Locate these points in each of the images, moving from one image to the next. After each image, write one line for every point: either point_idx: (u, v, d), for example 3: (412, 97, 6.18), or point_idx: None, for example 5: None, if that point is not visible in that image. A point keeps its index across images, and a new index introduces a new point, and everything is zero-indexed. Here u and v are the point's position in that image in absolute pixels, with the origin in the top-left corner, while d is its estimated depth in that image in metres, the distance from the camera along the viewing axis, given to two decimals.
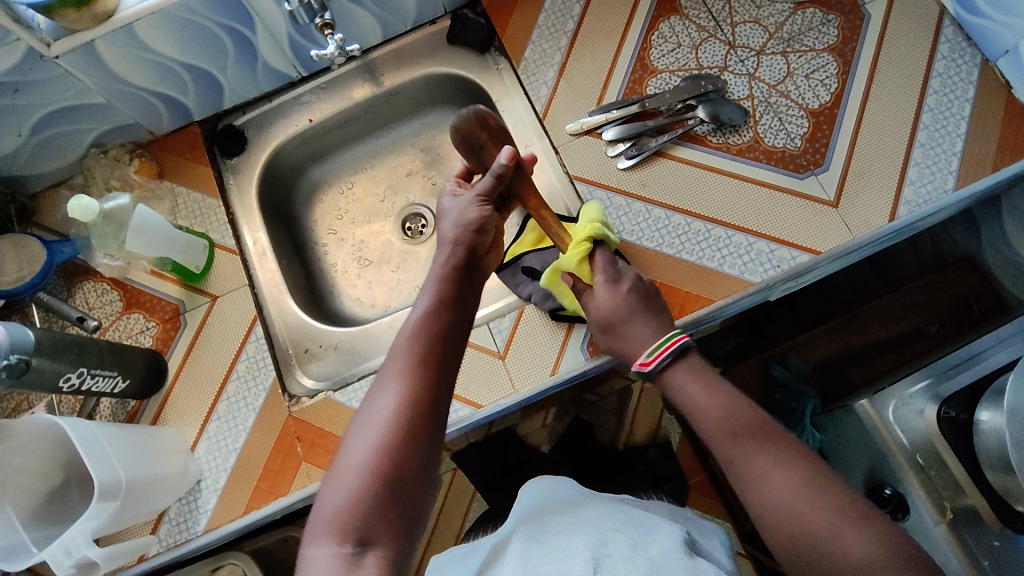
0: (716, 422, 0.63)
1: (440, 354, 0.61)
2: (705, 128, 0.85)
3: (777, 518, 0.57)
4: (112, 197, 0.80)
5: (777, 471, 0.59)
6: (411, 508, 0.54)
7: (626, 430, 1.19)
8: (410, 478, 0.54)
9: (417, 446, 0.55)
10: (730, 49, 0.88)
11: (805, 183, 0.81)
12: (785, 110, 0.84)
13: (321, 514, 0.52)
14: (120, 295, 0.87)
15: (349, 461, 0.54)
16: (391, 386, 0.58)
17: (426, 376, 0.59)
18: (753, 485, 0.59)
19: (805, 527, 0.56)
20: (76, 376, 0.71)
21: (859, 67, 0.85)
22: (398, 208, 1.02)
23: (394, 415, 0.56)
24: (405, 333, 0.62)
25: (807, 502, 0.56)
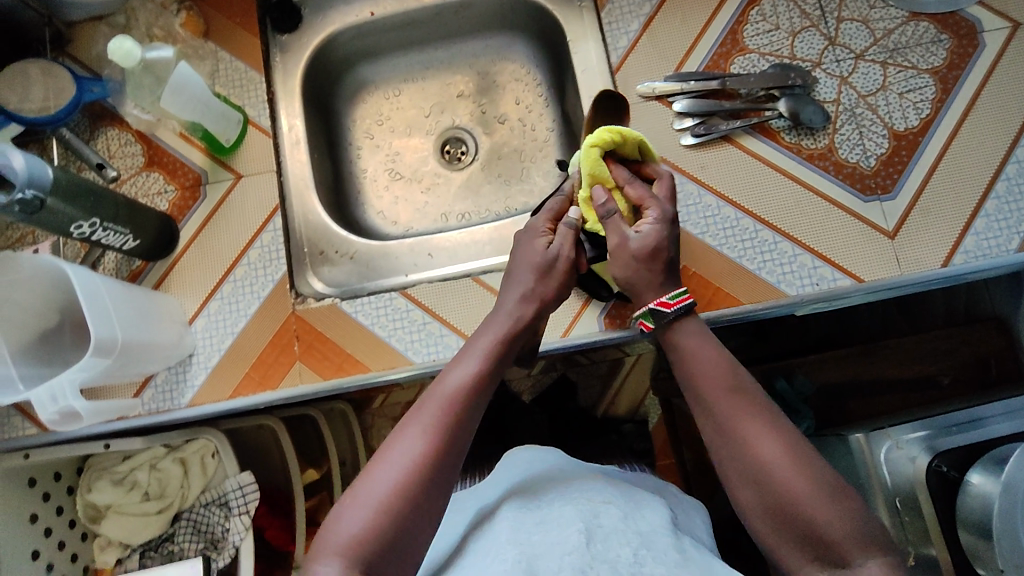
0: (705, 385, 0.61)
1: (478, 408, 0.60)
2: (781, 124, 0.80)
3: (763, 481, 0.54)
4: (155, 47, 0.75)
5: (763, 435, 0.56)
6: (417, 549, 0.52)
7: (609, 398, 1.21)
8: (423, 526, 0.53)
9: (436, 493, 0.54)
10: (829, 45, 0.82)
11: (867, 206, 0.77)
12: (868, 124, 0.79)
13: (332, 534, 0.51)
14: (143, 150, 0.84)
15: (368, 489, 0.53)
16: (424, 426, 0.56)
17: (460, 428, 0.57)
18: (743, 456, 0.56)
19: (788, 493, 0.53)
20: (87, 225, 0.68)
21: (957, 98, 0.80)
22: (441, 127, 0.98)
23: (417, 457, 0.54)
24: (452, 379, 0.60)
25: (795, 469, 0.54)
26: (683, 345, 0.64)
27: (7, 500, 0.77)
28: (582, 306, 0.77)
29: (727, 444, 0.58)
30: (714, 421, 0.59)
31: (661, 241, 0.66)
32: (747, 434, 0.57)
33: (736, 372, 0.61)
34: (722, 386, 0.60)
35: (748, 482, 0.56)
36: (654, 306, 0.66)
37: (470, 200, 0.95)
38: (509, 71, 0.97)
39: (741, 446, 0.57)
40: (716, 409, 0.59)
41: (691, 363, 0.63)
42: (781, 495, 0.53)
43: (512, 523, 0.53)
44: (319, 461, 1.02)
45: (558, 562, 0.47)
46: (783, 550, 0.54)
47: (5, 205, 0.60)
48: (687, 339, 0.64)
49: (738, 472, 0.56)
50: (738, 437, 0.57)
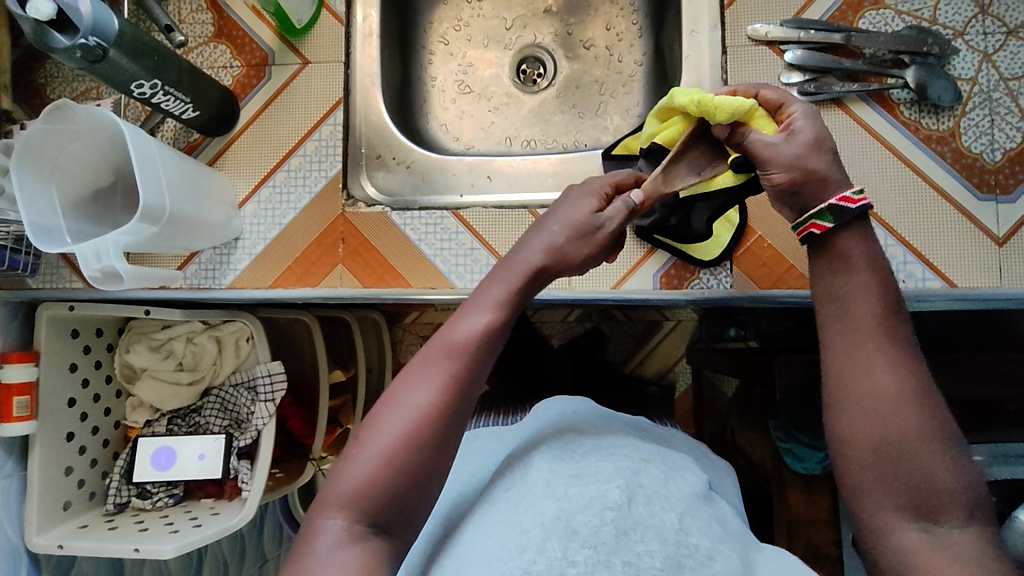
0: (842, 296, 0.50)
1: (487, 360, 0.53)
2: (903, 96, 0.71)
3: (876, 414, 0.46)
4: None
5: (896, 370, 0.47)
6: (423, 504, 0.49)
7: (639, 359, 1.20)
8: (427, 483, 0.49)
9: (441, 448, 0.50)
10: (979, 13, 0.71)
11: (980, 205, 0.69)
12: (1003, 112, 0.70)
13: (332, 490, 0.49)
14: (213, 19, 0.80)
15: (369, 444, 0.49)
16: (425, 380, 0.51)
17: (468, 378, 0.51)
18: (859, 381, 0.47)
19: (900, 433, 0.46)
20: (148, 86, 0.66)
21: None
22: (521, 44, 0.91)
23: (422, 411, 0.49)
24: (459, 328, 0.53)
25: (916, 411, 0.46)
26: (845, 251, 0.51)
27: (51, 347, 0.80)
28: (645, 256, 0.72)
29: (847, 365, 0.48)
30: (843, 336, 0.49)
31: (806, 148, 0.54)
32: (871, 359, 0.48)
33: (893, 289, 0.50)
34: (873, 306, 0.49)
35: (862, 406, 0.47)
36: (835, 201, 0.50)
37: (540, 127, 0.89)
38: None
39: (864, 372, 0.48)
40: (847, 322, 0.49)
41: (842, 271, 0.51)
42: (890, 433, 0.46)
43: (546, 474, 0.49)
44: (346, 364, 1.03)
45: (598, 517, 0.43)
46: (867, 495, 0.47)
47: (69, 48, 0.58)
48: (854, 242, 0.51)
49: (850, 396, 0.48)
50: (864, 363, 0.48)
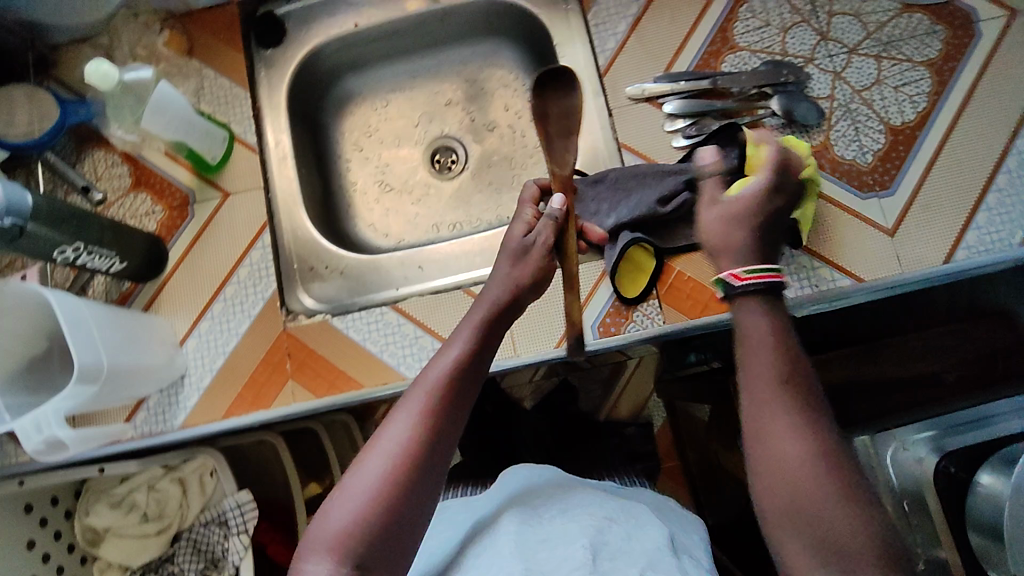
0: (749, 365, 0.51)
1: (465, 393, 0.56)
2: (774, 122, 0.78)
3: (784, 482, 0.46)
4: (134, 67, 0.73)
5: (799, 437, 0.47)
6: (410, 543, 0.49)
7: (610, 403, 1.18)
8: (414, 521, 0.49)
9: (428, 481, 0.51)
10: (821, 40, 0.79)
11: (865, 203, 0.75)
12: (864, 120, 0.77)
13: (318, 531, 0.48)
14: (130, 171, 0.83)
15: (355, 481, 0.50)
16: (408, 414, 0.53)
17: (451, 409, 0.54)
18: (766, 447, 0.48)
19: (810, 501, 0.45)
20: (71, 249, 0.68)
21: (955, 90, 0.76)
22: (430, 136, 0.97)
23: (407, 442, 0.51)
24: (438, 365, 0.56)
25: (828, 478, 0.46)
26: (744, 319, 0.54)
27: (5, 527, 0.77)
28: (581, 308, 0.76)
29: (756, 434, 0.49)
30: (751, 402, 0.50)
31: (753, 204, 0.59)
32: (778, 427, 0.48)
33: (795, 353, 0.51)
34: (774, 370, 0.50)
35: (775, 474, 0.47)
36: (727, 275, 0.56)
37: (461, 210, 0.94)
38: (498, 79, 0.96)
39: (773, 440, 0.48)
40: (755, 390, 0.50)
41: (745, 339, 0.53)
42: (802, 501, 0.46)
43: (514, 538, 0.51)
44: (321, 475, 1.02)
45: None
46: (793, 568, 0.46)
47: None
48: (753, 313, 0.53)
49: (767, 464, 0.47)
50: (770, 431, 0.48)
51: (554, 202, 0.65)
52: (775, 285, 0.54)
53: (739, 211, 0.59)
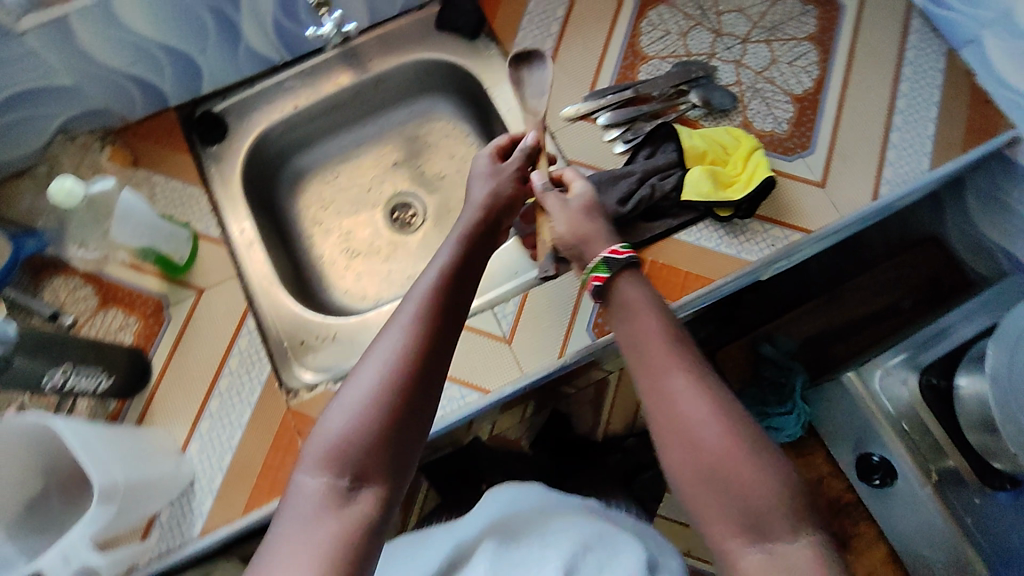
0: (641, 344, 0.60)
1: (450, 312, 0.62)
2: (697, 113, 0.86)
3: (687, 443, 0.54)
4: (98, 180, 0.78)
5: (693, 399, 0.55)
6: (405, 448, 0.55)
7: (602, 422, 1.17)
8: (410, 427, 0.55)
9: (418, 393, 0.56)
10: (717, 37, 0.89)
11: (793, 164, 0.83)
12: (772, 95, 0.86)
13: (318, 435, 0.54)
14: (94, 290, 0.81)
15: (350, 393, 0.56)
16: (398, 332, 0.58)
17: (436, 330, 0.59)
18: (667, 412, 0.55)
19: (709, 455, 0.52)
20: (59, 373, 0.66)
21: (838, 55, 0.88)
22: (386, 196, 1.00)
23: (397, 358, 0.57)
24: (420, 291, 0.62)
25: (720, 429, 0.53)
26: (626, 297, 0.63)
27: None
28: (573, 316, 0.79)
29: (658, 405, 0.56)
30: (648, 375, 0.58)
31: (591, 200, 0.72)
32: (674, 393, 0.56)
33: (675, 324, 0.60)
34: (662, 345, 0.58)
35: (679, 433, 0.54)
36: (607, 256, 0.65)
37: (433, 257, 0.97)
38: (438, 131, 1.01)
39: (673, 400, 0.55)
40: (650, 367, 0.58)
41: (634, 320, 0.61)
42: (702, 455, 0.53)
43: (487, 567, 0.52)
44: None
45: None
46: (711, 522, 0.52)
47: None
48: (630, 289, 0.63)
49: (669, 424, 0.55)
50: (669, 399, 0.56)
51: (528, 138, 0.76)
52: (636, 260, 0.65)
53: (587, 205, 0.72)
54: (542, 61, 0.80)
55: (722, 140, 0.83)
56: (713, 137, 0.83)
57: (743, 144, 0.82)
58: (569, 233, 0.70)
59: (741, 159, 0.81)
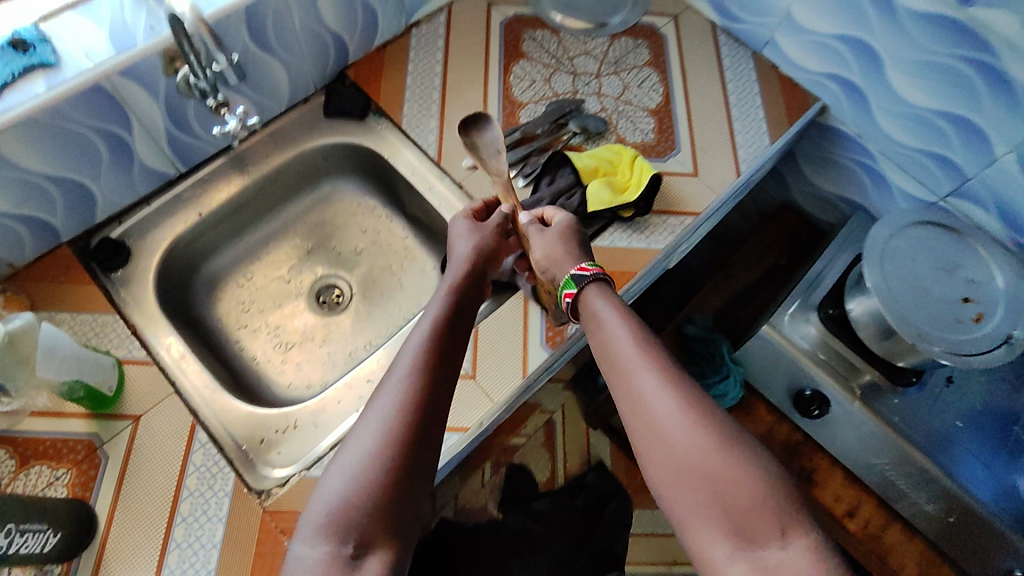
0: (613, 351, 0.63)
1: (444, 365, 0.63)
2: (579, 139, 0.97)
3: (668, 440, 0.56)
4: (14, 318, 0.70)
5: (668, 400, 0.57)
6: (411, 509, 0.54)
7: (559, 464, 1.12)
8: (416, 487, 0.54)
9: (421, 452, 0.56)
10: (575, 77, 1.02)
11: (667, 163, 0.96)
12: (633, 113, 1.00)
13: (321, 498, 0.54)
14: (10, 452, 0.73)
15: (347, 460, 0.55)
16: (393, 394, 0.58)
17: (434, 388, 0.60)
18: (643, 413, 0.58)
19: (687, 453, 0.54)
20: (4, 536, 0.58)
21: (674, 73, 1.04)
22: (307, 284, 1.01)
23: (396, 418, 0.56)
24: (409, 352, 0.63)
25: (697, 427, 0.55)
26: (596, 312, 0.67)
27: None
28: (524, 336, 0.83)
29: (632, 407, 0.59)
30: (621, 382, 0.61)
31: (564, 229, 0.78)
32: (648, 393, 0.58)
33: (641, 331, 0.64)
34: (637, 355, 0.61)
35: (658, 437, 0.56)
36: (574, 273, 0.72)
37: (369, 328, 0.97)
38: (345, 211, 1.04)
39: (646, 401, 0.58)
40: (627, 372, 0.61)
41: (604, 328, 0.66)
42: (682, 454, 0.54)
43: None
44: None
45: None
46: (695, 523, 0.52)
47: None
48: (597, 300, 0.68)
49: (645, 429, 0.57)
50: (645, 399, 0.58)
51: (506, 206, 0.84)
52: (604, 275, 0.71)
53: (562, 233, 0.77)
54: (490, 123, 0.84)
55: (604, 155, 0.93)
56: (598, 154, 0.93)
57: (622, 155, 0.93)
58: (546, 261, 0.75)
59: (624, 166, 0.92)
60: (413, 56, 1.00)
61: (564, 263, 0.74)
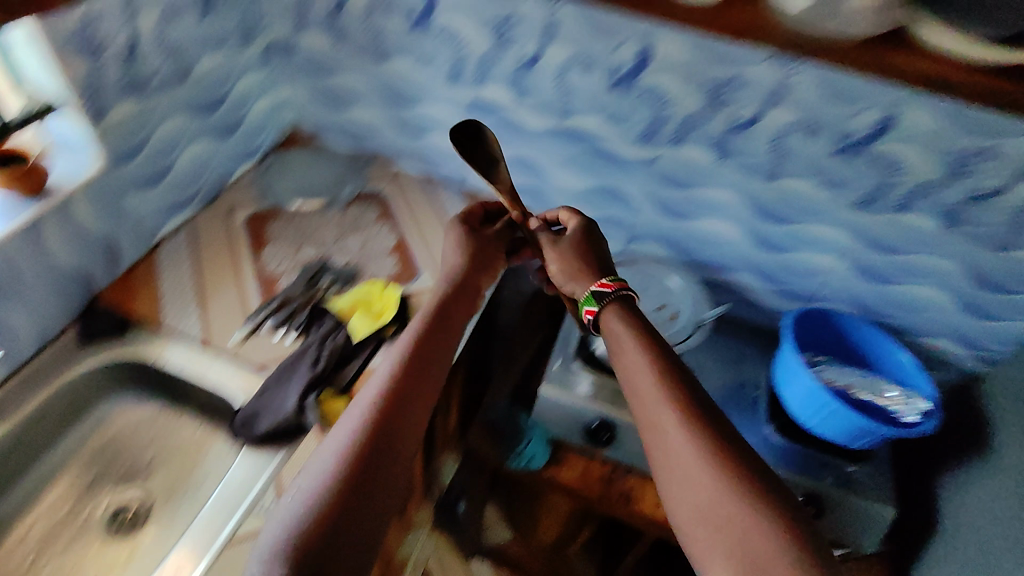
0: (638, 387, 0.74)
1: (403, 398, 0.73)
2: (333, 286, 1.11)
3: (687, 478, 0.65)
4: None
5: (687, 444, 0.67)
6: (364, 503, 0.63)
7: None
8: (371, 485, 0.64)
9: (376, 457, 0.66)
10: (320, 244, 1.19)
11: (414, 285, 1.14)
12: (377, 258, 1.18)
13: (303, 487, 0.63)
14: None
15: (311, 469, 0.65)
16: (352, 418, 0.69)
17: (392, 412, 0.70)
18: (667, 451, 0.67)
19: (704, 497, 0.63)
20: None
21: (402, 218, 1.26)
22: (98, 512, 0.96)
23: (357, 433, 0.67)
24: (374, 386, 0.74)
25: (708, 473, 0.64)
26: (614, 336, 0.80)
27: None
28: None
29: (657, 440, 0.69)
30: (645, 415, 0.71)
31: (568, 251, 0.90)
32: (669, 433, 0.68)
33: (660, 366, 0.74)
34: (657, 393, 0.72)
35: (675, 458, 0.67)
36: (598, 290, 0.85)
37: (176, 530, 0.94)
38: (126, 427, 1.03)
39: (668, 442, 0.68)
40: (652, 409, 0.71)
41: (625, 362, 0.77)
42: (702, 495, 0.63)
43: None
44: None
45: None
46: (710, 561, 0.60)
47: None
48: (614, 325, 0.81)
49: (667, 462, 0.67)
50: (664, 438, 0.68)
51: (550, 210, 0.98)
52: (626, 295, 0.84)
53: (578, 243, 0.91)
54: None
55: (362, 292, 1.08)
56: (357, 294, 1.08)
57: (377, 290, 1.09)
58: (567, 278, 0.89)
59: (381, 298, 1.07)
60: (165, 271, 1.10)
61: (582, 280, 0.88)
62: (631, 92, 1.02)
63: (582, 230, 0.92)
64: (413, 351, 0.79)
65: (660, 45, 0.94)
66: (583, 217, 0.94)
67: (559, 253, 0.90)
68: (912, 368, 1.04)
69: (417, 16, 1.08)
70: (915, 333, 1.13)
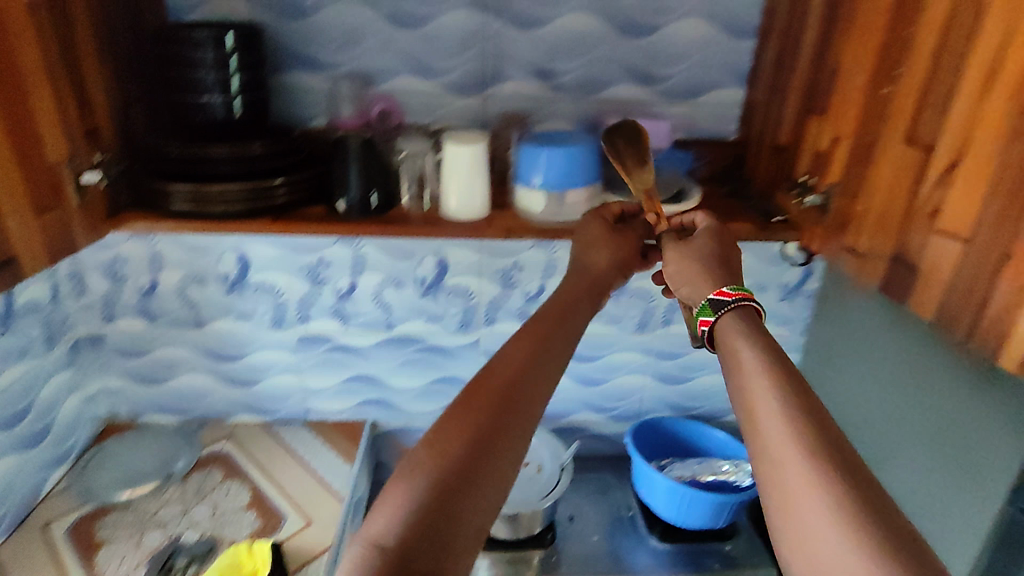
0: (750, 386, 0.63)
1: (511, 412, 0.62)
2: (191, 566, 1.01)
3: (800, 518, 0.53)
4: None
5: (811, 470, 0.54)
6: (458, 523, 0.54)
7: None
8: (465, 504, 0.55)
9: (475, 471, 0.57)
10: (164, 526, 1.09)
11: (283, 531, 1.10)
12: (234, 518, 1.12)
13: (399, 501, 0.54)
14: None
15: (405, 479, 0.56)
16: (456, 423, 0.60)
17: (496, 419, 0.61)
18: (786, 475, 0.55)
19: (827, 536, 0.51)
20: None
21: (250, 468, 1.22)
22: None
23: (456, 439, 0.58)
24: (483, 384, 0.63)
25: (839, 508, 0.52)
26: (726, 334, 0.70)
27: None
28: None
29: (766, 464, 0.57)
30: (768, 425, 0.59)
31: (675, 266, 0.81)
32: (785, 447, 0.57)
33: (785, 370, 0.63)
34: (785, 398, 0.60)
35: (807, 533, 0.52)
36: (715, 298, 0.73)
37: None
38: None
39: (785, 465, 0.56)
40: (770, 418, 0.59)
41: (738, 346, 0.67)
42: (819, 537, 0.51)
43: None
44: None
45: None
46: None
47: None
48: (732, 329, 0.70)
49: (780, 495, 0.55)
50: (782, 454, 0.57)
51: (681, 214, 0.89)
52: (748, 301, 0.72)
53: (689, 258, 0.80)
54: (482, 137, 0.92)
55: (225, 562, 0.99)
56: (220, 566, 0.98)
57: (244, 552, 1.01)
58: (682, 281, 0.79)
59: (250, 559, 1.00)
60: None
61: (702, 285, 0.77)
62: (440, 295, 1.21)
63: (714, 232, 0.83)
64: (526, 361, 0.67)
65: (450, 253, 1.18)
66: (716, 220, 0.85)
67: (682, 253, 0.80)
68: (728, 441, 1.28)
69: (232, 280, 1.18)
70: (719, 416, 1.38)
